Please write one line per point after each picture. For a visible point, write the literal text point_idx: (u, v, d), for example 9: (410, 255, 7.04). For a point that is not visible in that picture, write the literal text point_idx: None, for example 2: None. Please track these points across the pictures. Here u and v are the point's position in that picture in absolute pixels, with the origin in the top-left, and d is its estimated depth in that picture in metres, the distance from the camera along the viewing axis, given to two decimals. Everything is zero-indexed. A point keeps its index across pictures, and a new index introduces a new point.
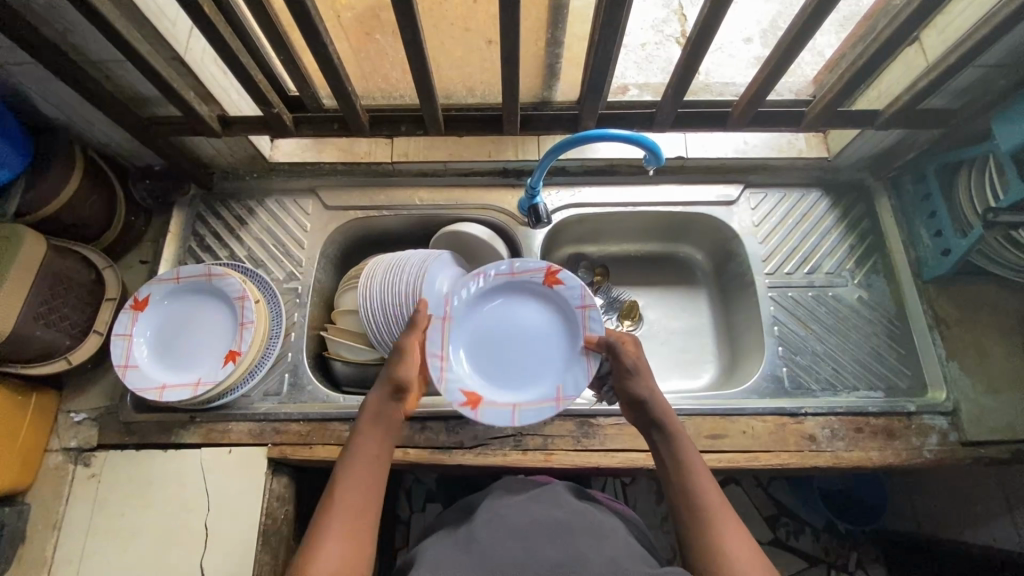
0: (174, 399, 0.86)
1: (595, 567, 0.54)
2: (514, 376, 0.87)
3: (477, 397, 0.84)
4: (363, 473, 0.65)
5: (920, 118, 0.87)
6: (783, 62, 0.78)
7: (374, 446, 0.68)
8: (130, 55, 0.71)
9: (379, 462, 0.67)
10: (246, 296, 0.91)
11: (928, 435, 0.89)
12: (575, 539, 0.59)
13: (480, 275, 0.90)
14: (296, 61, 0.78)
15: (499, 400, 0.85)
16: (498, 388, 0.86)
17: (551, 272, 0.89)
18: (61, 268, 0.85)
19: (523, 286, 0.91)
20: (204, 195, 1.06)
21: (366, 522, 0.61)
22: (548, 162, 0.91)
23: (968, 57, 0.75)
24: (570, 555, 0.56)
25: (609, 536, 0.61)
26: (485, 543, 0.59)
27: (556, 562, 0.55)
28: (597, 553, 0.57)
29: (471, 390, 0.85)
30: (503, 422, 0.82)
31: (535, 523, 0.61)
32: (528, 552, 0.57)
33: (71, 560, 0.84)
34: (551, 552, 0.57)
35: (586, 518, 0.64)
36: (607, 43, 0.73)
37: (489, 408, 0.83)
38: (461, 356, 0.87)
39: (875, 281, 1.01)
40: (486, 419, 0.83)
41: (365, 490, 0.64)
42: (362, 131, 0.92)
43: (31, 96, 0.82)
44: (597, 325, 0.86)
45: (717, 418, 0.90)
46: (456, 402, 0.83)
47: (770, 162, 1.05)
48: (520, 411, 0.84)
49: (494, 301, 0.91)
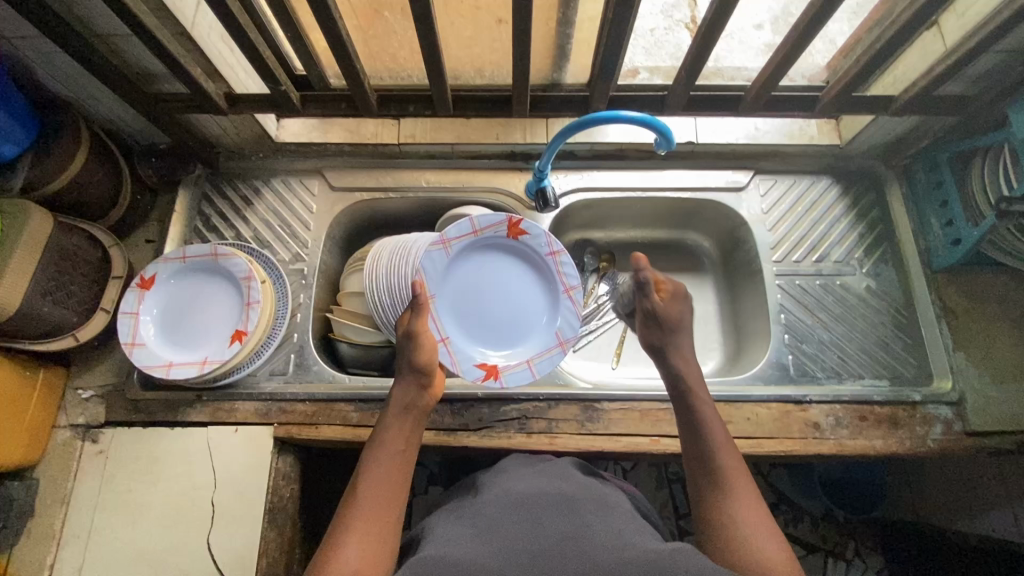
0: (181, 377, 0.86)
1: (599, 539, 0.55)
2: (514, 332, 0.93)
3: (494, 366, 0.91)
4: (387, 462, 0.65)
5: (936, 105, 0.85)
6: (798, 46, 0.77)
7: (399, 436, 0.68)
8: (136, 28, 0.70)
9: (405, 452, 0.67)
10: (252, 276, 0.91)
11: (933, 424, 0.89)
12: (580, 510, 0.60)
13: (444, 244, 0.90)
14: (304, 37, 0.77)
15: (513, 363, 0.91)
16: (506, 348, 0.93)
17: (514, 224, 0.92)
18: (67, 246, 0.85)
19: (488, 242, 0.93)
20: (210, 174, 1.05)
21: (389, 512, 0.61)
22: (557, 145, 0.90)
23: (988, 41, 0.73)
24: (575, 526, 0.57)
25: (614, 509, 0.62)
26: (492, 514, 0.60)
27: (562, 533, 0.56)
28: (602, 526, 0.57)
29: (484, 362, 0.91)
30: (527, 379, 0.90)
31: (541, 495, 0.62)
32: (534, 522, 0.58)
33: (80, 533, 0.85)
34: (557, 522, 0.57)
35: (592, 492, 0.64)
36: (621, 23, 0.72)
37: (509, 373, 0.90)
38: (460, 334, 0.91)
39: (883, 270, 1.01)
40: (510, 383, 0.90)
41: (389, 481, 0.63)
42: (370, 110, 0.91)
43: (36, 70, 0.81)
44: (571, 268, 0.93)
45: (722, 404, 0.90)
46: (479, 378, 0.89)
47: (781, 149, 1.04)
48: (535, 363, 0.92)
49: (463, 265, 0.93)
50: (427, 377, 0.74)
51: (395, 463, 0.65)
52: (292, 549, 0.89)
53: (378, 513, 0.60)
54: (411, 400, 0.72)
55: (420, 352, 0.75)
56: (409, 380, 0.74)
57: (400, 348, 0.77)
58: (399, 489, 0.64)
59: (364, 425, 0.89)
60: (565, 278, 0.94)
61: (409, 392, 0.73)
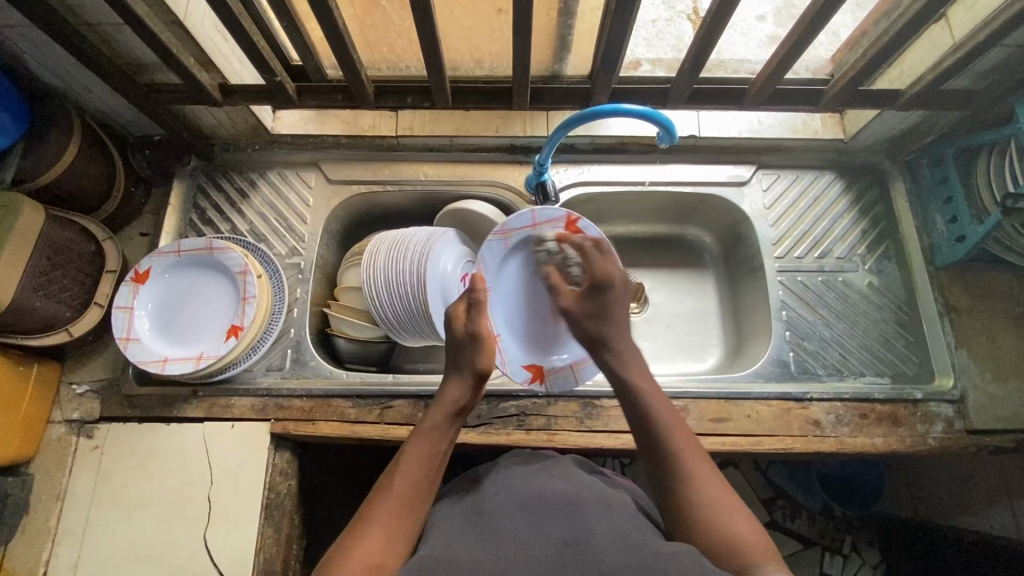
0: (177, 372, 0.85)
1: (602, 541, 0.54)
2: (562, 334, 0.93)
3: (540, 369, 0.92)
4: (424, 459, 0.65)
5: (943, 99, 0.84)
6: (805, 38, 0.75)
7: (442, 435, 0.68)
8: (127, 17, 0.68)
9: (443, 454, 0.67)
10: (248, 270, 0.90)
11: (934, 422, 0.89)
12: (582, 511, 0.59)
13: (503, 235, 0.89)
14: (299, 27, 0.75)
15: (559, 367, 0.92)
16: (551, 350, 0.94)
17: (572, 221, 0.87)
18: (60, 239, 0.83)
19: (548, 238, 0.91)
20: (205, 166, 1.04)
21: (415, 511, 0.61)
22: (557, 138, 0.88)
23: (999, 35, 0.72)
24: (577, 529, 0.56)
25: (617, 509, 0.61)
26: (492, 515, 0.59)
27: (565, 537, 0.55)
28: (605, 527, 0.56)
29: (530, 363, 0.92)
30: (569, 387, 0.91)
31: (542, 495, 0.61)
32: (534, 524, 0.57)
33: (76, 529, 0.84)
34: (559, 525, 0.56)
35: (595, 491, 0.64)
36: (623, 13, 0.70)
37: (553, 377, 0.91)
38: (509, 331, 0.93)
39: (886, 267, 1.00)
40: (553, 387, 0.91)
41: (422, 479, 0.63)
42: (367, 102, 0.89)
43: (26, 60, 0.79)
44: None
45: (722, 401, 0.90)
46: (525, 381, 0.90)
47: (784, 143, 1.03)
48: (580, 369, 0.92)
49: (522, 259, 0.92)
50: (482, 381, 0.73)
51: (432, 462, 0.65)
52: (289, 545, 0.89)
53: (405, 510, 0.60)
54: (463, 402, 0.71)
55: (482, 354, 0.73)
56: (463, 379, 0.72)
57: (457, 346, 0.74)
58: (429, 488, 0.63)
59: (361, 421, 0.88)
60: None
61: (458, 392, 0.71)
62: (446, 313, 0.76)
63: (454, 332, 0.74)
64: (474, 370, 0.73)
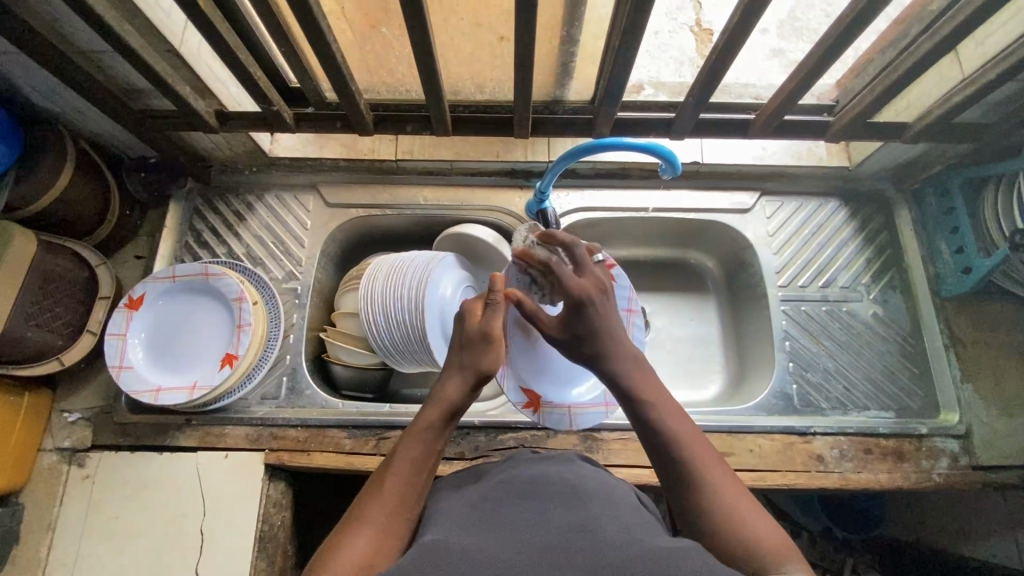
0: (170, 402, 0.84)
1: (613, 532, 0.47)
2: (573, 372, 0.86)
3: (539, 399, 0.84)
4: (415, 460, 0.55)
5: (953, 132, 0.82)
6: (811, 75, 0.74)
7: (434, 435, 0.57)
8: (122, 49, 0.67)
9: (437, 456, 0.57)
10: (244, 297, 0.88)
11: (939, 458, 0.87)
12: (588, 501, 0.52)
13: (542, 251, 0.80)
14: (298, 54, 0.74)
15: (557, 403, 0.85)
16: (559, 385, 0.86)
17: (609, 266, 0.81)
18: (53, 267, 0.82)
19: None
20: (202, 188, 1.02)
21: (404, 513, 0.52)
22: (559, 167, 0.87)
23: (1009, 73, 0.70)
24: (584, 519, 0.49)
25: (623, 504, 0.54)
26: (489, 506, 0.52)
27: (572, 525, 0.48)
28: (612, 522, 0.49)
29: (529, 388, 0.84)
30: (559, 425, 0.85)
31: (543, 482, 0.55)
32: (535, 519, 0.49)
33: (65, 561, 0.83)
34: (565, 513, 0.49)
35: (601, 485, 0.56)
36: (628, 46, 0.69)
37: (548, 411, 0.84)
38: (521, 350, 0.83)
39: (891, 296, 0.98)
40: (547, 422, 0.84)
41: (415, 484, 0.53)
42: (366, 130, 0.88)
43: (20, 85, 0.78)
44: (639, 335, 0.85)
45: (724, 435, 0.88)
46: (519, 405, 0.82)
47: (789, 170, 1.01)
48: (577, 414, 0.85)
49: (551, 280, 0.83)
50: (479, 386, 0.64)
51: (423, 460, 0.56)
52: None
53: (393, 510, 0.52)
54: (460, 400, 0.61)
55: (488, 355, 0.64)
56: (464, 375, 0.63)
57: (467, 340, 0.66)
58: (418, 492, 0.54)
59: (357, 453, 0.87)
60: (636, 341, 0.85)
61: (457, 389, 0.62)
62: (463, 309, 0.70)
63: (467, 326, 0.66)
64: (477, 369, 0.64)
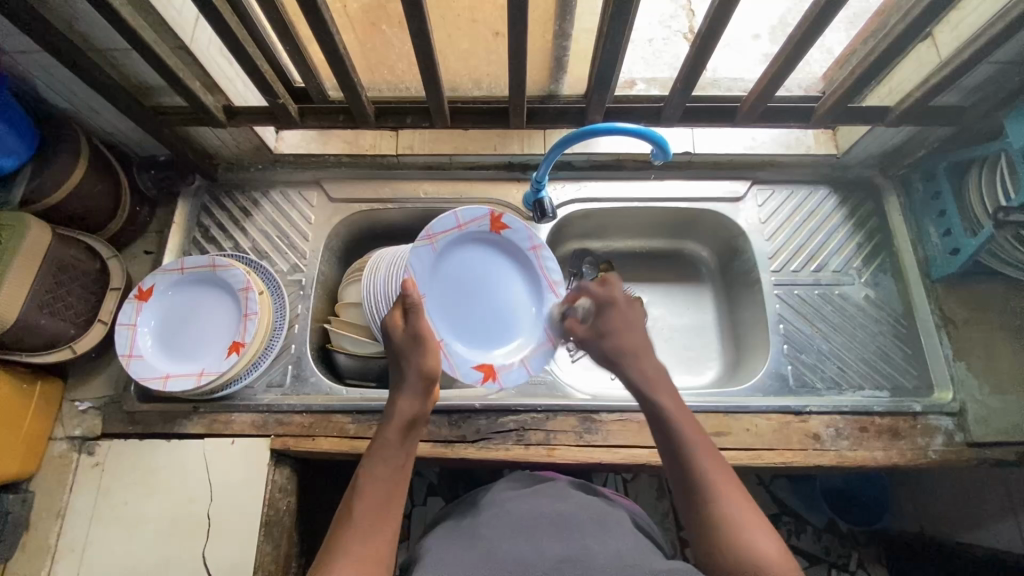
0: (178, 389, 0.86)
1: (600, 560, 0.53)
2: (504, 329, 0.90)
3: (491, 366, 0.88)
4: (383, 479, 0.62)
5: (930, 116, 0.86)
6: (790, 63, 0.77)
7: (394, 450, 0.64)
8: (139, 46, 0.71)
9: (401, 467, 0.64)
10: (250, 287, 0.91)
11: (934, 435, 0.89)
12: (579, 535, 0.57)
13: (429, 239, 0.83)
14: (302, 51, 0.77)
15: (507, 360, 0.89)
16: (502, 344, 0.90)
17: (495, 217, 0.88)
18: (67, 257, 0.85)
19: (472, 237, 0.89)
20: (209, 186, 1.06)
21: (386, 533, 0.58)
22: (553, 155, 0.90)
23: (981, 53, 0.73)
24: (574, 548, 0.55)
25: (614, 528, 0.60)
26: (490, 540, 0.58)
27: (562, 554, 0.54)
28: (604, 547, 0.55)
29: (480, 361, 0.87)
30: (520, 378, 0.88)
31: (538, 517, 0.60)
32: (532, 550, 0.55)
33: (75, 546, 0.84)
34: (557, 546, 0.55)
35: (593, 512, 0.62)
36: (615, 35, 0.72)
37: (505, 372, 0.88)
38: (454, 333, 0.87)
39: (881, 279, 1.00)
40: (508, 383, 0.88)
41: (387, 496, 0.61)
42: (368, 122, 0.91)
43: (37, 84, 0.82)
44: (551, 265, 0.92)
45: (721, 415, 0.90)
46: (477, 381, 0.86)
47: (778, 158, 1.05)
48: (528, 360, 0.89)
49: (450, 256, 0.87)
50: (429, 388, 0.70)
51: (394, 480, 0.63)
52: (288, 562, 0.88)
53: (374, 531, 0.58)
54: (412, 412, 0.67)
55: (426, 356, 0.70)
56: (412, 389, 0.69)
57: (399, 353, 0.71)
58: (396, 506, 0.61)
59: (361, 437, 0.89)
60: (547, 274, 0.92)
61: (406, 403, 0.68)
62: (385, 322, 0.74)
63: (394, 337, 0.71)
64: (423, 374, 0.69)
